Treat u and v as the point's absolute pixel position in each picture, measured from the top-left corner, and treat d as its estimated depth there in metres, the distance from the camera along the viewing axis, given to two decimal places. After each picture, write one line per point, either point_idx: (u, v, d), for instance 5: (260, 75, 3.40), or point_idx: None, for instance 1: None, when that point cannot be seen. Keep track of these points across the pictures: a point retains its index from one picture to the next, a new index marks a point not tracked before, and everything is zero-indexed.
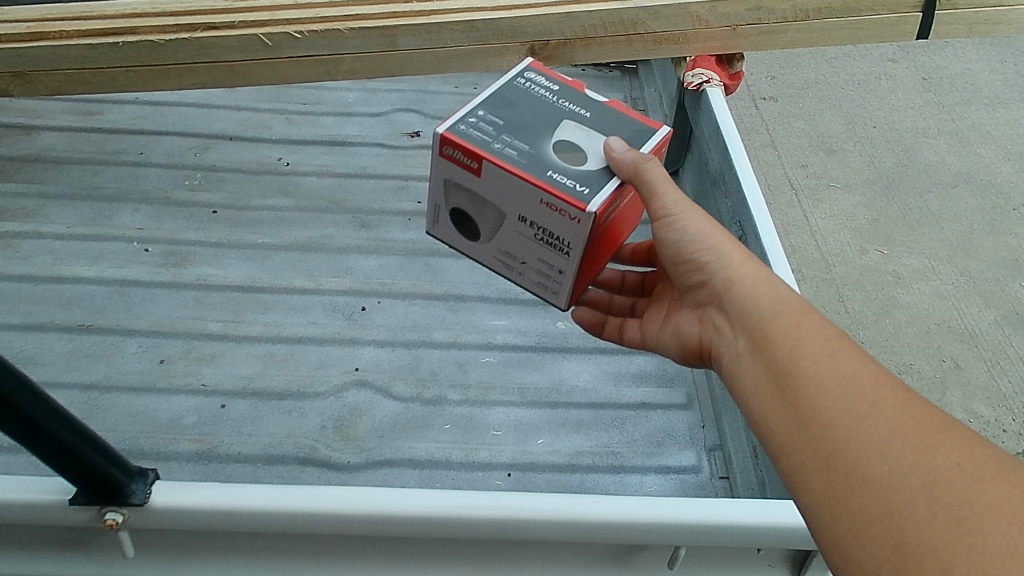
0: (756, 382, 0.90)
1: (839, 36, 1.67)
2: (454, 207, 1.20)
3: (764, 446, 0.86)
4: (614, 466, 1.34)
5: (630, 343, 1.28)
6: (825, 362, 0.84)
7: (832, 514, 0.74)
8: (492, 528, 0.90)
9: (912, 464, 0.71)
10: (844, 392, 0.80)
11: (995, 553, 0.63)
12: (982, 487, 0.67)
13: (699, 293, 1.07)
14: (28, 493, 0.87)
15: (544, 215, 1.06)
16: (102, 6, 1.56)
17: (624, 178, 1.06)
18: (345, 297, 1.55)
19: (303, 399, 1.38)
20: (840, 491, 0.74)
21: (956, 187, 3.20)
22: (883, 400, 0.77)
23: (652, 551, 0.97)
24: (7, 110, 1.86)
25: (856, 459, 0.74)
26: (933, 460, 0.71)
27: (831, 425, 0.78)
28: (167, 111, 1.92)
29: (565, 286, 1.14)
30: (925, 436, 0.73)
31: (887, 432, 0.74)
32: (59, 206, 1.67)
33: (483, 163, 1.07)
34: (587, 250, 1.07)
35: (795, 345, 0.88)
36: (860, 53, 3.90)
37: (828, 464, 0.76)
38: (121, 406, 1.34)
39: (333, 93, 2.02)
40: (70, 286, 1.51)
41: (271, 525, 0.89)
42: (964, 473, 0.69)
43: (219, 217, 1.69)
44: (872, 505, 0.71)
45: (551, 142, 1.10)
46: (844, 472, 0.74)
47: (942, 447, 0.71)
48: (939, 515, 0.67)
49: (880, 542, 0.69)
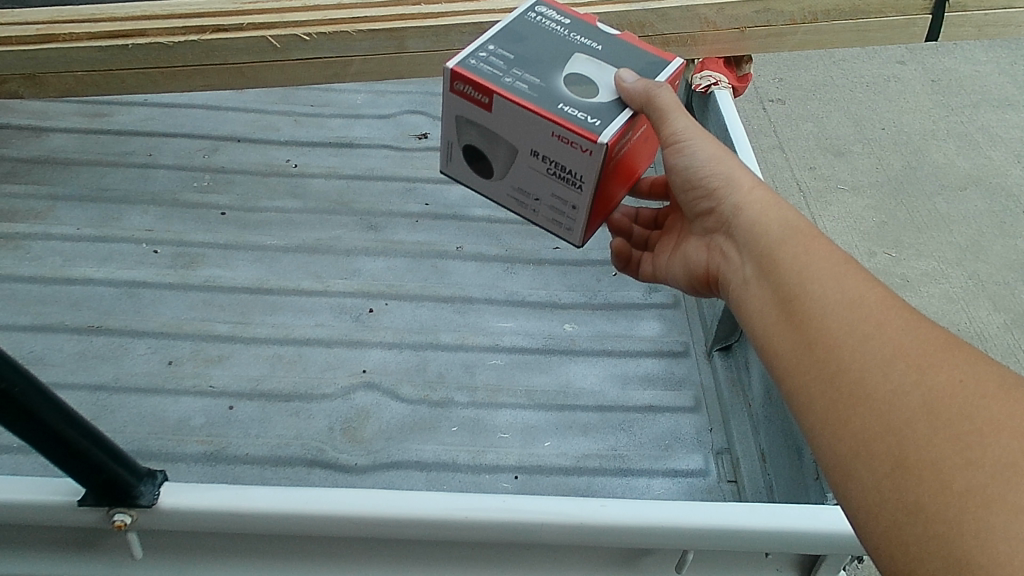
0: (765, 310, 0.91)
1: (848, 38, 1.67)
2: (467, 144, 1.22)
3: (771, 372, 0.86)
4: (621, 469, 1.34)
5: (647, 278, 1.31)
6: (833, 287, 0.84)
7: (833, 434, 0.74)
8: (499, 531, 0.90)
9: (913, 381, 0.71)
10: (851, 315, 0.79)
11: (992, 463, 0.62)
12: (983, 401, 0.67)
13: (710, 221, 1.10)
14: (38, 494, 0.87)
15: (555, 147, 1.09)
16: (111, 9, 1.57)
17: (636, 108, 1.09)
18: (353, 299, 1.56)
19: (310, 401, 1.39)
20: (841, 412, 0.74)
21: (965, 190, 3.19)
22: (889, 323, 0.77)
23: (659, 555, 0.96)
24: (18, 112, 1.87)
25: (859, 380, 0.74)
26: (935, 378, 0.70)
27: (837, 348, 0.78)
28: (175, 112, 1.93)
29: (578, 222, 1.17)
30: (926, 355, 0.72)
31: (891, 351, 0.74)
32: (68, 207, 1.67)
33: (493, 97, 1.09)
34: (599, 183, 1.10)
35: (803, 273, 0.88)
36: (868, 55, 3.89)
37: (833, 384, 0.76)
38: (130, 407, 1.34)
39: (341, 95, 2.03)
40: (79, 287, 1.52)
41: (280, 527, 0.89)
42: (965, 389, 0.68)
43: (228, 218, 1.69)
44: (872, 422, 0.71)
45: (562, 76, 1.12)
46: (848, 392, 0.74)
47: (944, 364, 0.71)
48: (939, 429, 0.66)
49: (878, 457, 0.69)
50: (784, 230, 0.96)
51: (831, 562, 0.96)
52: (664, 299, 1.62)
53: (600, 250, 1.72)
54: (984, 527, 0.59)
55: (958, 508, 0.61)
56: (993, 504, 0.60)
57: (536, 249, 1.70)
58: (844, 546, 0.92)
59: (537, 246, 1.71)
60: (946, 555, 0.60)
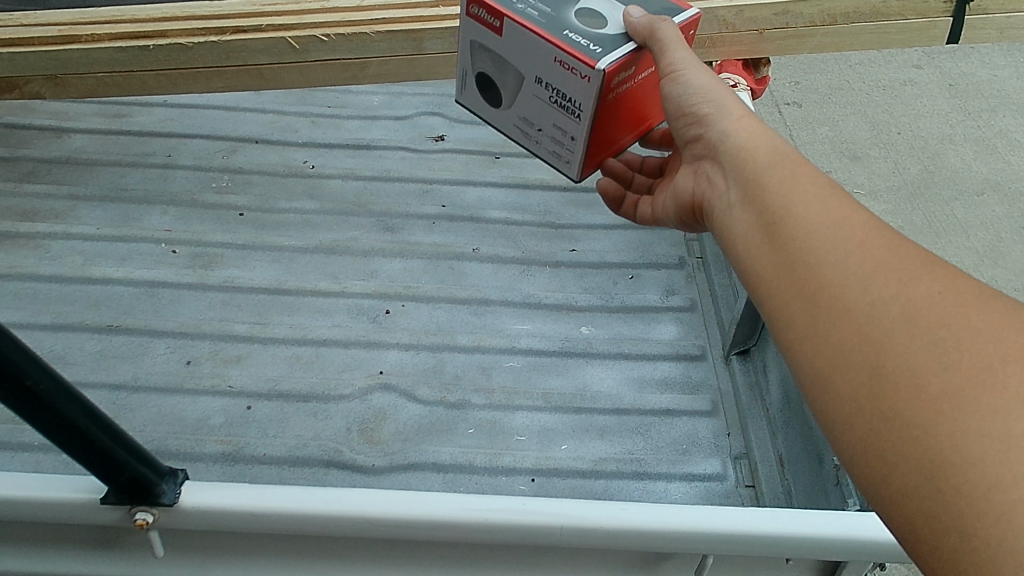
0: (744, 228, 0.85)
1: (867, 40, 1.65)
2: (480, 72, 1.26)
3: (748, 292, 0.81)
4: (638, 472, 1.33)
5: (644, 220, 1.24)
6: (815, 206, 0.78)
7: (809, 347, 0.70)
8: (518, 535, 0.90)
9: (893, 293, 0.67)
10: (831, 230, 0.75)
11: (970, 369, 0.60)
12: (962, 310, 0.64)
13: (696, 150, 1.03)
14: (62, 492, 0.88)
15: (557, 74, 1.11)
16: (133, 10, 1.58)
17: (639, 41, 1.10)
18: (370, 300, 1.56)
19: (327, 402, 1.39)
20: (819, 326, 0.70)
21: (982, 195, 3.16)
22: (869, 238, 0.73)
23: (678, 560, 0.96)
24: (39, 113, 1.89)
25: (838, 293, 0.70)
26: (915, 289, 0.67)
27: (813, 260, 0.74)
28: (194, 113, 1.94)
29: (576, 157, 1.19)
30: (905, 269, 0.69)
31: (870, 265, 0.70)
32: (89, 208, 1.68)
33: (504, 20, 1.13)
34: (597, 113, 1.11)
35: (787, 192, 0.82)
36: (885, 58, 3.87)
37: (811, 301, 0.71)
38: (149, 406, 1.35)
39: (358, 96, 2.04)
40: (100, 286, 1.53)
41: (299, 528, 0.89)
42: (944, 299, 0.65)
43: (246, 219, 1.70)
44: (850, 333, 0.67)
45: (575, 9, 1.15)
46: (827, 306, 0.70)
47: (923, 276, 0.67)
48: (919, 339, 0.63)
49: (856, 368, 0.65)
50: (769, 152, 0.91)
51: (852, 568, 0.95)
52: (681, 302, 1.62)
53: (617, 253, 1.71)
54: (961, 429, 0.57)
55: (933, 413, 0.59)
56: (971, 408, 0.58)
57: (553, 252, 1.70)
58: (868, 553, 0.91)
59: (553, 248, 1.71)
60: (922, 462, 0.58)
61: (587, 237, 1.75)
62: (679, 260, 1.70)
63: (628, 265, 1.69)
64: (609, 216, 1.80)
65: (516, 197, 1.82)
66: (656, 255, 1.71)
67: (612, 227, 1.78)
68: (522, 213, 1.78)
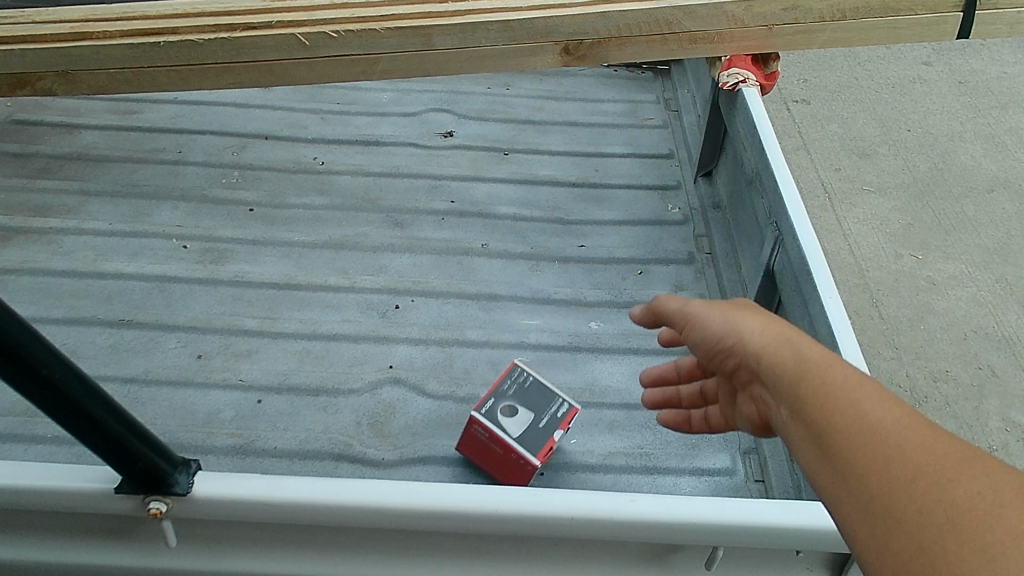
0: (754, 353, 0.77)
1: (877, 36, 1.65)
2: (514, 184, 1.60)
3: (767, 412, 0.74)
4: (647, 466, 1.33)
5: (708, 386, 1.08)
6: (810, 364, 0.70)
7: (820, 493, 0.63)
8: (529, 526, 0.90)
9: (889, 450, 0.59)
10: (825, 383, 0.66)
11: (950, 530, 0.52)
12: (946, 471, 0.56)
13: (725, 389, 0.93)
14: (76, 481, 0.88)
15: None
16: (143, 6, 1.58)
17: None
18: (380, 295, 1.56)
19: (337, 396, 1.39)
20: (824, 471, 0.62)
21: (993, 191, 3.14)
22: (863, 395, 0.64)
23: (688, 552, 0.96)
24: (52, 110, 1.91)
25: (834, 446, 0.62)
26: (909, 453, 0.58)
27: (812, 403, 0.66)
28: (205, 110, 1.96)
29: None
30: (899, 429, 0.60)
31: (867, 422, 0.62)
32: (100, 203, 1.69)
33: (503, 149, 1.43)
34: None
35: (786, 352, 0.73)
36: (894, 58, 3.88)
37: (814, 443, 0.64)
38: (161, 399, 1.35)
39: (368, 93, 2.06)
40: (112, 281, 1.54)
41: (311, 518, 0.90)
42: (938, 468, 0.56)
43: (256, 215, 1.70)
44: (847, 493, 0.60)
45: None
46: (825, 464, 0.63)
47: (919, 443, 0.58)
48: (911, 507, 0.55)
49: (854, 520, 0.59)
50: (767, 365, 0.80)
51: None
52: (690, 297, 1.62)
53: (625, 249, 1.72)
54: None
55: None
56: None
57: (562, 247, 1.71)
58: None
59: (562, 244, 1.72)
60: None
61: (596, 233, 1.75)
62: (688, 256, 1.71)
63: (637, 261, 1.69)
64: (618, 212, 1.81)
65: (525, 193, 1.83)
66: (665, 251, 1.72)
67: (621, 224, 1.78)
68: (532, 209, 1.79)
